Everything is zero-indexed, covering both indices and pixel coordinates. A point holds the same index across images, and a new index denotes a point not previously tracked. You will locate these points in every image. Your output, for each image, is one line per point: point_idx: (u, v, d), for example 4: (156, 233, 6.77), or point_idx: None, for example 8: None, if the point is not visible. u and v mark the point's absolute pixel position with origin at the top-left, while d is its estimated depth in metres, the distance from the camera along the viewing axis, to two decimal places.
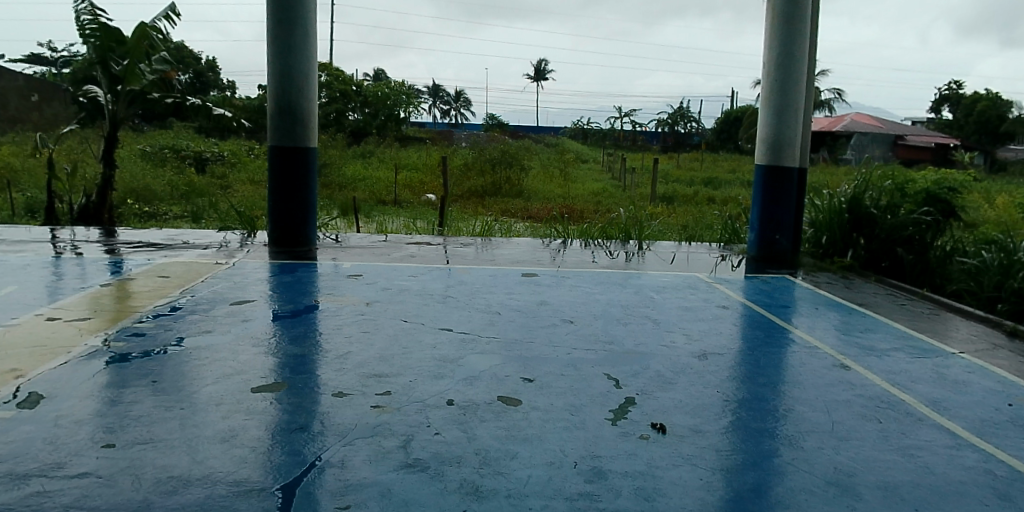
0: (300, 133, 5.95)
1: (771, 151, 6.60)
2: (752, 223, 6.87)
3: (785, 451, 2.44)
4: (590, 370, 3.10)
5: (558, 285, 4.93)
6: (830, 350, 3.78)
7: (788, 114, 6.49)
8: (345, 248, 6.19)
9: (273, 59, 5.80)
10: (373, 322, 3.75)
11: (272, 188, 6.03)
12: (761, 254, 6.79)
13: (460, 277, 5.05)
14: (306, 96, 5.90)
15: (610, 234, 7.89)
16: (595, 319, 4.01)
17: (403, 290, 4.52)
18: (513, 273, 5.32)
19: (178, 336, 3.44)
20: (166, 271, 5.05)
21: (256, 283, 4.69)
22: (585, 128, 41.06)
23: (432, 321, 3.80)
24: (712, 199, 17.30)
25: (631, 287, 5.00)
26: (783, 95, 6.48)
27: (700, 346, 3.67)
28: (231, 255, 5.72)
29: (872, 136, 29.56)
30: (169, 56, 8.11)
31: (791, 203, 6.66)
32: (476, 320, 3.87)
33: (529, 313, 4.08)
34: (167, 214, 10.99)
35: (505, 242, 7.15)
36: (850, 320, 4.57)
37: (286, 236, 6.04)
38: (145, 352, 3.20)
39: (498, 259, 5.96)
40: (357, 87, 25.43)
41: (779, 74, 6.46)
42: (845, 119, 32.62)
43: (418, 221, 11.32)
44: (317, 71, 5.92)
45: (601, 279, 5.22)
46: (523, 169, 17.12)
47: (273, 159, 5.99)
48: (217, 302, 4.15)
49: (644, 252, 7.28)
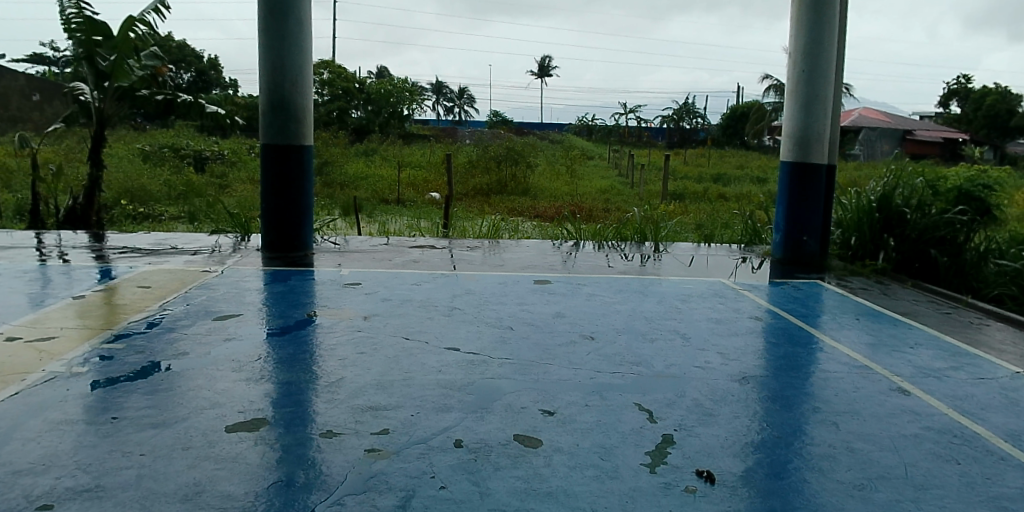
0: (295, 130, 5.56)
1: (797, 146, 6.17)
2: (776, 224, 6.45)
3: (860, 505, 2.03)
4: (618, 402, 2.69)
5: (574, 294, 4.53)
6: (883, 371, 3.37)
7: (817, 106, 6.07)
8: (344, 253, 5.81)
9: (265, 52, 5.41)
10: (371, 340, 3.36)
11: (265, 190, 5.64)
12: (787, 257, 6.37)
13: (467, 285, 4.66)
14: (300, 91, 5.50)
15: (625, 236, 7.46)
16: (618, 335, 3.61)
17: (406, 301, 4.12)
18: (524, 279, 4.92)
19: (150, 361, 3.05)
20: (149, 280, 4.66)
21: (245, 294, 4.29)
22: (591, 124, 40.57)
23: (437, 339, 3.40)
24: (722, 196, 16.85)
25: (653, 296, 4.59)
26: (811, 87, 6.05)
27: (737, 367, 3.27)
28: (221, 261, 5.33)
29: (882, 130, 29.01)
30: (159, 52, 7.74)
31: (818, 203, 6.24)
32: (486, 337, 3.47)
33: (545, 327, 3.69)
34: (163, 215, 10.63)
35: (514, 245, 6.72)
36: (895, 333, 4.14)
37: (280, 241, 5.64)
38: (110, 381, 2.81)
39: (507, 264, 5.54)
40: (359, 84, 25.01)
41: (807, 64, 6.02)
42: (853, 114, 32.12)
43: (422, 221, 10.96)
44: (312, 63, 5.52)
45: (620, 287, 4.81)
46: (529, 166, 16.72)
47: (266, 159, 5.59)
48: (200, 317, 3.76)
49: (660, 254, 6.88)
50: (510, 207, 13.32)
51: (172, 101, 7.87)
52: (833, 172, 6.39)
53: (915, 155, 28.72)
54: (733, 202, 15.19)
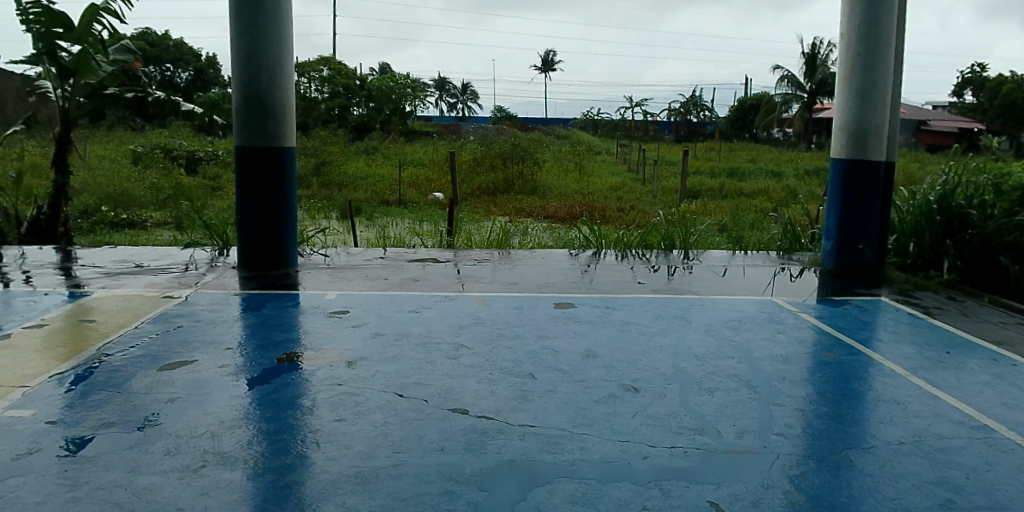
0: (275, 130, 4.81)
1: (852, 141, 5.41)
2: (827, 231, 5.71)
3: None
4: (688, 503, 1.92)
5: (604, 321, 3.79)
6: (1015, 435, 2.58)
7: (874, 96, 5.30)
8: (333, 270, 5.09)
9: (236, 39, 4.66)
10: (356, 398, 2.62)
11: (241, 198, 4.90)
12: (840, 268, 5.63)
13: (475, 312, 3.92)
14: (279, 85, 4.75)
15: (651, 244, 6.70)
16: (668, 385, 2.86)
17: (402, 338, 3.36)
18: (542, 302, 4.19)
19: (70, 437, 2.30)
20: (98, 311, 3.92)
21: (209, 327, 3.56)
22: (597, 119, 39.75)
23: (439, 396, 2.65)
24: (738, 192, 16.09)
25: (698, 324, 3.83)
26: (867, 74, 5.28)
27: (830, 434, 2.50)
28: (188, 283, 4.57)
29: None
30: (130, 45, 7.13)
31: (876, 206, 5.49)
32: (502, 393, 2.71)
33: (575, 375, 2.93)
34: (147, 222, 9.97)
35: (527, 256, 5.96)
36: (1001, 372, 3.36)
37: (260, 258, 4.91)
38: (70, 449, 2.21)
39: (522, 281, 4.80)
40: (360, 81, 24.36)
41: (863, 47, 5.25)
42: None
43: (423, 224, 10.30)
44: (292, 52, 4.77)
45: (656, 311, 4.07)
46: (536, 163, 16.04)
47: (241, 163, 4.84)
48: (148, 362, 3.03)
49: (690, 264, 6.13)
50: (518, 208, 12.59)
51: (144, 99, 7.24)
52: (890, 170, 5.62)
53: (926, 148, 28.97)
54: (751, 199, 14.45)
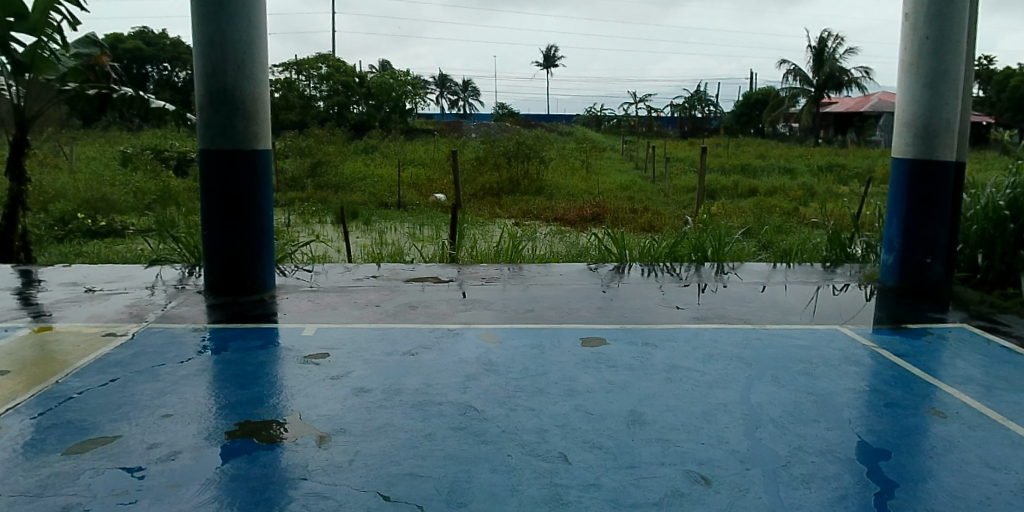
0: (245, 130, 4.08)
1: (918, 139, 4.67)
2: (887, 242, 4.98)
3: None
4: None
5: (646, 366, 3.05)
6: None
7: (945, 85, 4.55)
8: (317, 293, 4.36)
9: (197, 24, 3.93)
10: (324, 503, 1.87)
11: (207, 211, 4.17)
12: (905, 286, 4.89)
13: (485, 354, 3.18)
14: (249, 77, 4.03)
15: (681, 256, 5.98)
16: (750, 474, 2.10)
17: (393, 398, 2.61)
18: (567, 338, 3.45)
19: None
20: (20, 353, 3.17)
21: (153, 379, 2.83)
22: (601, 115, 38.96)
23: (439, 498, 1.90)
24: (753, 190, 15.40)
25: (761, 369, 3.09)
26: (938, 60, 4.52)
27: None
28: (141, 314, 3.83)
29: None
30: (95, 36, 6.61)
31: (945, 214, 4.76)
32: (525, 490, 1.96)
33: (621, 456, 2.19)
34: (129, 228, 9.29)
35: (542, 273, 5.24)
36: None
37: (231, 282, 4.19)
38: None
39: (539, 307, 4.07)
40: (359, 78, 23.73)
41: (934, 29, 4.49)
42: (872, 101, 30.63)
43: (424, 229, 9.64)
44: (263, 37, 4.03)
45: (706, 350, 3.33)
46: (542, 161, 15.38)
47: (206, 169, 4.10)
48: (60, 437, 2.29)
49: (729, 280, 5.40)
50: (525, 209, 11.90)
51: (109, 97, 6.46)
52: (961, 171, 4.87)
53: None
54: (768, 199, 13.71)
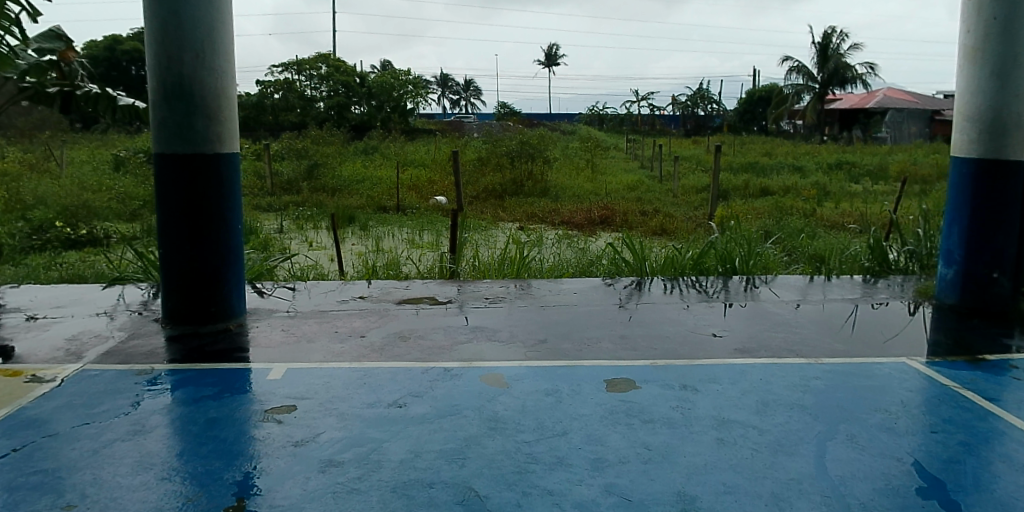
0: (206, 131, 3.49)
1: (985, 135, 4.06)
2: (946, 254, 4.39)
3: None
4: None
5: (689, 422, 2.45)
6: None
7: (1016, 73, 3.94)
8: (295, 320, 3.77)
9: (148, 7, 3.35)
10: None
11: (162, 225, 3.57)
12: (967, 303, 4.29)
13: (488, 405, 2.59)
14: (210, 69, 3.44)
15: (707, 268, 5.37)
16: None
17: (368, 477, 2.02)
18: (589, 381, 2.85)
19: None
20: None
21: (72, 447, 2.25)
22: (605, 113, 38.29)
23: None
24: (766, 188, 14.82)
25: (832, 424, 2.49)
26: (1008, 43, 3.90)
27: None
28: (83, 350, 3.25)
29: (909, 112, 28.85)
30: (58, 30, 6.04)
31: (1014, 222, 4.17)
32: None
33: None
34: (110, 236, 8.73)
35: (553, 290, 4.64)
36: None
37: (190, 308, 3.60)
38: None
39: (552, 337, 3.47)
40: (359, 78, 23.19)
41: (1003, 7, 3.87)
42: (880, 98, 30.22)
43: (424, 235, 9.05)
44: (227, 23, 3.45)
45: (761, 397, 2.72)
46: (547, 161, 14.80)
47: (160, 176, 3.52)
48: None
49: (764, 296, 4.79)
50: (530, 212, 11.30)
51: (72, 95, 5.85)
52: None
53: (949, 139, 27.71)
54: (782, 199, 13.07)
